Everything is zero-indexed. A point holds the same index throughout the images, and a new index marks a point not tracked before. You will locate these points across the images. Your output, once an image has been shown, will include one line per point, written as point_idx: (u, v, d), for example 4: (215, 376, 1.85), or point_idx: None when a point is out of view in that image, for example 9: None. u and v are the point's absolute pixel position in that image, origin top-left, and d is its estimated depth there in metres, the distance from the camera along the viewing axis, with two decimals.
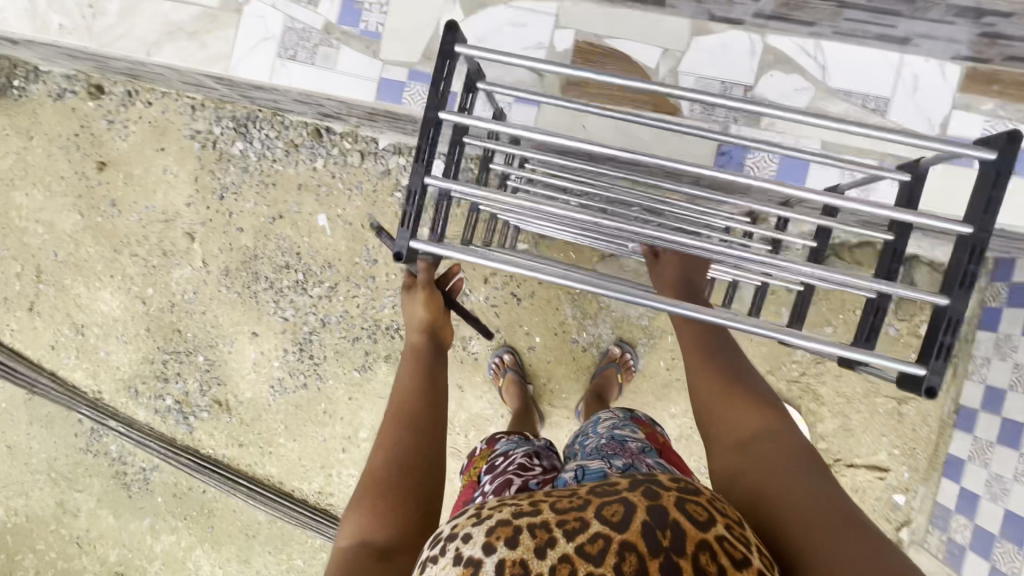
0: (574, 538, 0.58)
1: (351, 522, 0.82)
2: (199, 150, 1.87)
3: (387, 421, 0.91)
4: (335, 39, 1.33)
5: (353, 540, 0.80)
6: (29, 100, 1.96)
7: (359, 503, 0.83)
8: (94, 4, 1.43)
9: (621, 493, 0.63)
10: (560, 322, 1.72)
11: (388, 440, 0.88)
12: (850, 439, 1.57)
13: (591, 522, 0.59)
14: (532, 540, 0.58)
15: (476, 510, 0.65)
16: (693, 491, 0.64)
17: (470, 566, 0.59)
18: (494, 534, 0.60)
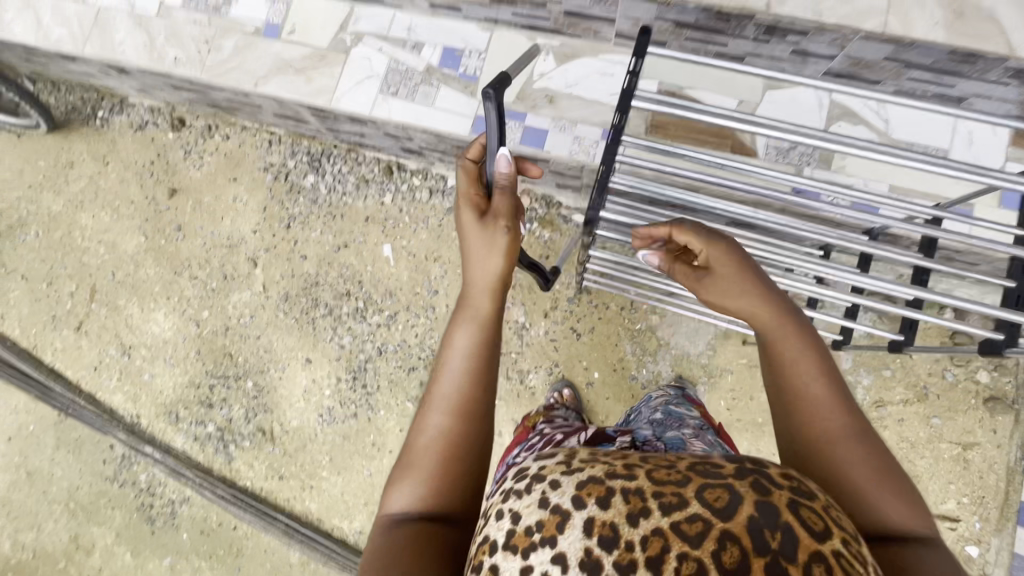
0: (667, 513, 0.49)
1: (397, 491, 0.71)
2: (272, 181, 1.95)
3: (436, 387, 0.76)
4: (435, 79, 1.47)
5: (393, 510, 0.70)
6: (110, 129, 2.07)
7: (403, 474, 0.72)
8: (211, 41, 1.57)
9: (729, 475, 0.52)
10: (619, 358, 1.74)
11: (437, 413, 0.74)
12: (918, 486, 1.55)
13: (689, 501, 0.50)
14: (622, 505, 0.51)
15: (570, 459, 0.59)
16: (810, 493, 0.51)
17: (551, 515, 0.52)
18: (584, 489, 0.53)
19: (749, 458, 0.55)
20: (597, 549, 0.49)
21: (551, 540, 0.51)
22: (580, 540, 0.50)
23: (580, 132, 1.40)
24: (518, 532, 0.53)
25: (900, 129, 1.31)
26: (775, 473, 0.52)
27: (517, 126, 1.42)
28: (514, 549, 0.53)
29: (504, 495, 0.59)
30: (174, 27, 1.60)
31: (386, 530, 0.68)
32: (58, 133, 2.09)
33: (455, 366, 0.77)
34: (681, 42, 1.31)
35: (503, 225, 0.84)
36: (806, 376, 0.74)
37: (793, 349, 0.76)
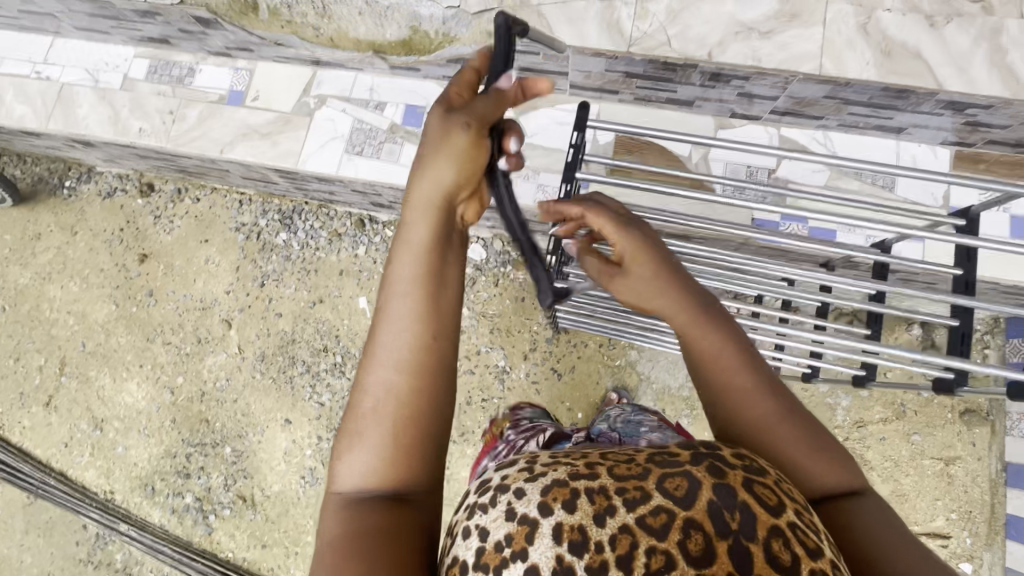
0: (633, 508, 0.42)
1: (339, 487, 0.49)
2: (244, 240, 1.94)
3: (379, 341, 0.51)
4: (399, 137, 1.50)
5: (334, 512, 0.48)
6: (78, 199, 2.06)
7: (345, 464, 0.49)
8: (175, 111, 1.59)
9: (686, 459, 0.45)
10: (602, 395, 1.73)
11: (385, 381, 0.49)
12: (906, 504, 1.55)
13: (651, 493, 0.42)
14: (589, 507, 0.42)
15: (528, 461, 0.49)
16: (761, 469, 0.46)
17: (519, 526, 0.43)
18: (550, 495, 0.44)
19: (700, 441, 0.49)
20: (569, 556, 0.41)
21: (522, 554, 0.42)
22: (551, 548, 0.41)
23: (544, 180, 1.44)
24: (487, 548, 0.43)
25: (849, 160, 1.36)
26: (728, 452, 0.47)
27: None
28: (483, 570, 0.42)
29: (466, 509, 0.48)
30: (139, 100, 1.62)
31: (327, 550, 0.46)
32: (25, 206, 2.08)
33: (404, 313, 0.50)
34: (634, 90, 1.36)
35: (464, 123, 0.56)
36: (726, 368, 0.60)
37: (711, 342, 0.61)
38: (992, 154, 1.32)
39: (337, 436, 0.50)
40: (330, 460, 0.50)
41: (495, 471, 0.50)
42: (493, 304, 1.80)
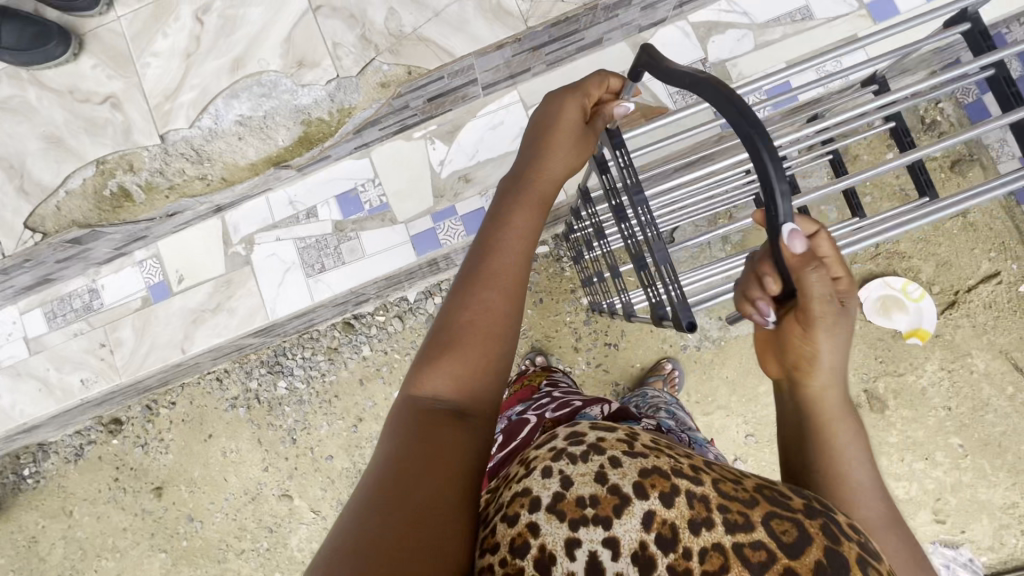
0: (735, 533, 0.45)
1: (431, 371, 0.54)
2: (247, 412, 1.78)
3: (481, 270, 0.60)
4: (351, 231, 1.37)
5: (417, 399, 0.53)
6: (50, 478, 1.82)
7: (438, 359, 0.55)
8: (108, 341, 1.39)
9: (799, 509, 0.48)
10: (662, 339, 1.71)
11: (484, 305, 0.57)
12: (954, 269, 1.65)
13: (755, 525, 0.46)
14: (687, 510, 0.47)
15: (627, 434, 0.53)
16: (879, 554, 0.47)
17: (608, 494, 0.47)
18: (649, 479, 0.48)
19: (813, 494, 0.51)
20: (653, 545, 0.46)
21: (606, 520, 0.46)
22: (638, 531, 0.46)
23: None
24: (567, 499, 0.47)
25: (762, 12, 1.35)
26: (843, 520, 0.49)
27: (454, 221, 1.37)
28: (560, 515, 0.47)
29: (551, 450, 0.52)
30: (59, 353, 1.40)
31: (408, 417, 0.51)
32: (2, 520, 1.82)
33: (506, 257, 0.61)
34: (544, 58, 1.30)
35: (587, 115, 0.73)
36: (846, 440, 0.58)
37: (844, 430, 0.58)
38: None
39: (434, 335, 0.57)
40: (421, 350, 0.57)
41: (587, 428, 0.54)
42: None
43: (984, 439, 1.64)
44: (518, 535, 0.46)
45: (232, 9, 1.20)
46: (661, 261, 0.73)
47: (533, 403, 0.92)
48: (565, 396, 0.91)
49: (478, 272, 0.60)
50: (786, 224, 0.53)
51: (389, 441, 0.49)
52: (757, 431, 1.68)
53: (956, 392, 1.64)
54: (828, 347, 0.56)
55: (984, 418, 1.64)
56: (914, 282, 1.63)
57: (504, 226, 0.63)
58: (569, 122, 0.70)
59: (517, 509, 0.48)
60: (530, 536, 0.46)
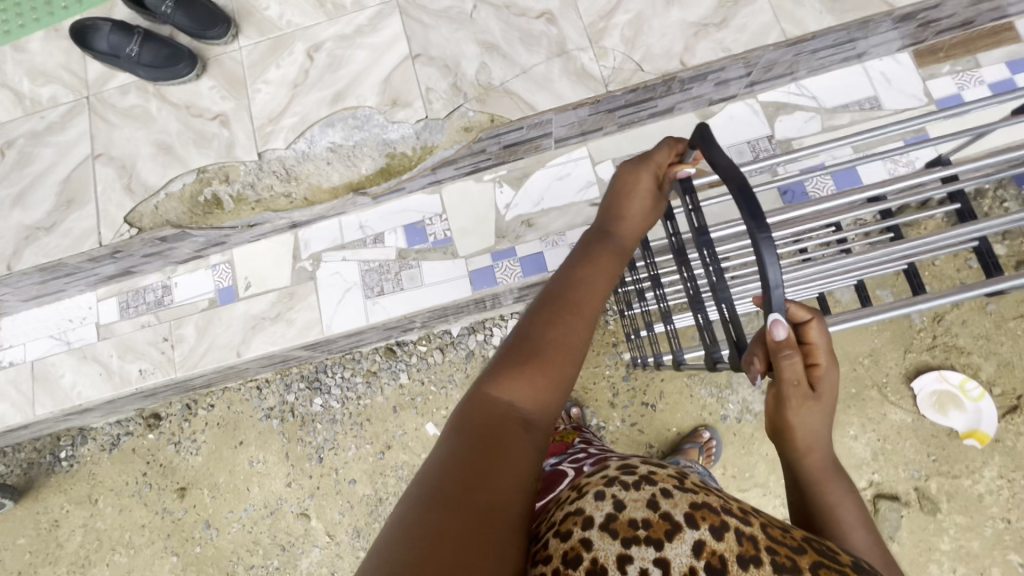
0: (783, 572, 0.44)
1: (510, 381, 0.56)
2: (280, 424, 1.81)
3: (565, 302, 0.63)
4: (413, 260, 1.43)
5: (493, 401, 0.55)
6: (83, 464, 1.87)
7: (519, 373, 0.57)
8: (170, 337, 1.47)
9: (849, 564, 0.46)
10: (701, 406, 1.68)
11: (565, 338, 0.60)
12: (1016, 371, 1.59)
13: (803, 571, 0.44)
14: (735, 545, 0.46)
15: (679, 471, 0.53)
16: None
17: (660, 518, 0.47)
18: (698, 509, 0.48)
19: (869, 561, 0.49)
20: (702, 573, 0.44)
21: (658, 543, 0.46)
22: (688, 556, 0.45)
23: (572, 239, 1.40)
24: (620, 519, 0.47)
25: (831, 98, 1.40)
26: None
27: (513, 262, 1.41)
28: (613, 533, 0.46)
29: (603, 476, 0.52)
30: (124, 342, 1.48)
31: (483, 417, 0.53)
32: (31, 499, 1.87)
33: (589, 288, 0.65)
34: (617, 120, 1.37)
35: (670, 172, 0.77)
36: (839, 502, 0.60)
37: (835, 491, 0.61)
38: (946, 40, 1.39)
39: (514, 348, 0.59)
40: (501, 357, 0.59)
41: (642, 460, 0.55)
42: None
43: None
44: (570, 548, 0.46)
45: (341, 50, 1.33)
46: (723, 299, 0.72)
47: (569, 455, 0.91)
48: (601, 452, 0.90)
49: (562, 303, 0.63)
50: (772, 314, 0.57)
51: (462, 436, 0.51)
52: None
53: (1016, 504, 1.54)
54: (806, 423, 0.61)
55: None
56: (973, 380, 1.58)
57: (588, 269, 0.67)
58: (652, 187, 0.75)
59: (573, 526, 0.48)
60: (582, 548, 0.46)
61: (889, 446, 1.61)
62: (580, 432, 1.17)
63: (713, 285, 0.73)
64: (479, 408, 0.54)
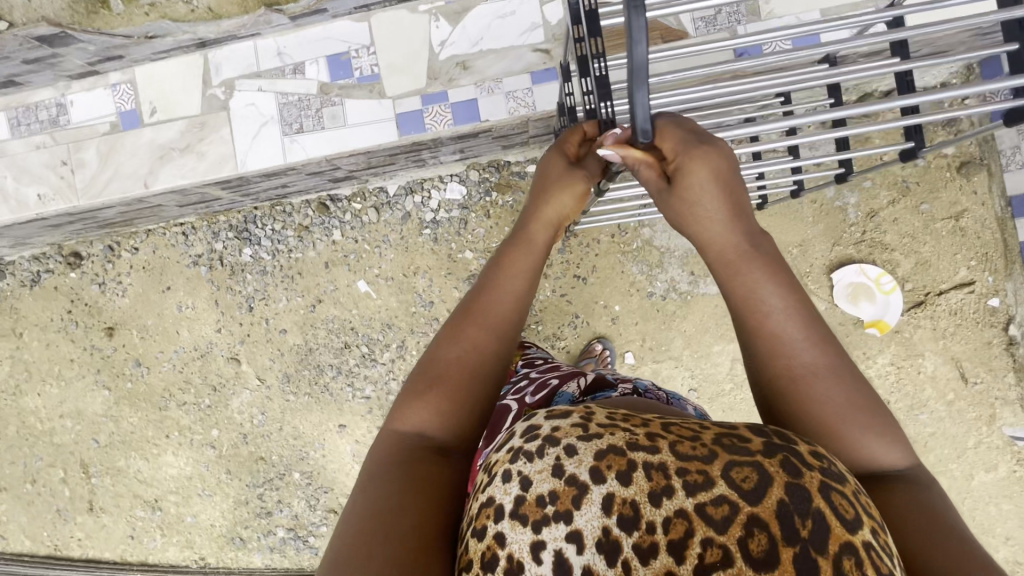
0: (694, 495, 0.41)
1: (456, 344, 0.68)
2: (208, 272, 1.77)
3: (501, 290, 0.73)
4: (335, 96, 1.31)
5: (402, 435, 0.62)
6: (3, 297, 1.82)
7: (464, 334, 0.69)
8: (69, 161, 1.35)
9: (758, 452, 0.43)
10: (631, 282, 1.71)
11: (504, 304, 0.72)
12: (930, 270, 1.64)
13: (716, 481, 0.42)
14: (645, 483, 0.43)
15: (583, 415, 0.49)
16: (841, 474, 0.44)
17: (566, 487, 0.44)
18: (605, 459, 0.44)
19: (775, 429, 0.47)
20: (616, 529, 0.42)
21: (567, 516, 0.43)
22: (599, 518, 0.43)
23: (509, 87, 1.29)
24: (527, 501, 0.45)
25: None
26: (807, 450, 0.45)
27: (443, 107, 1.30)
28: (523, 520, 0.44)
29: (509, 451, 0.48)
30: (18, 162, 1.36)
31: (434, 376, 0.66)
32: None
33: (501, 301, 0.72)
34: None
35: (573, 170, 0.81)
36: (769, 297, 0.59)
37: (762, 279, 0.60)
38: None
39: (421, 375, 0.66)
40: (450, 324, 0.70)
41: (543, 417, 0.50)
42: (493, 237, 1.71)
43: (912, 436, 1.68)
44: (486, 548, 0.45)
45: None
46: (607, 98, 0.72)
47: (511, 386, 0.86)
48: (543, 376, 0.86)
49: (501, 276, 0.74)
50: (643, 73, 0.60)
51: (424, 403, 0.63)
52: (700, 388, 1.72)
53: (899, 388, 1.68)
54: (702, 221, 0.64)
55: (917, 418, 1.68)
56: (888, 275, 1.64)
57: (527, 248, 0.77)
58: (563, 167, 0.81)
59: (484, 522, 0.46)
60: (496, 547, 0.45)
61: None
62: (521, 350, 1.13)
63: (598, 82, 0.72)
64: (430, 372, 0.66)
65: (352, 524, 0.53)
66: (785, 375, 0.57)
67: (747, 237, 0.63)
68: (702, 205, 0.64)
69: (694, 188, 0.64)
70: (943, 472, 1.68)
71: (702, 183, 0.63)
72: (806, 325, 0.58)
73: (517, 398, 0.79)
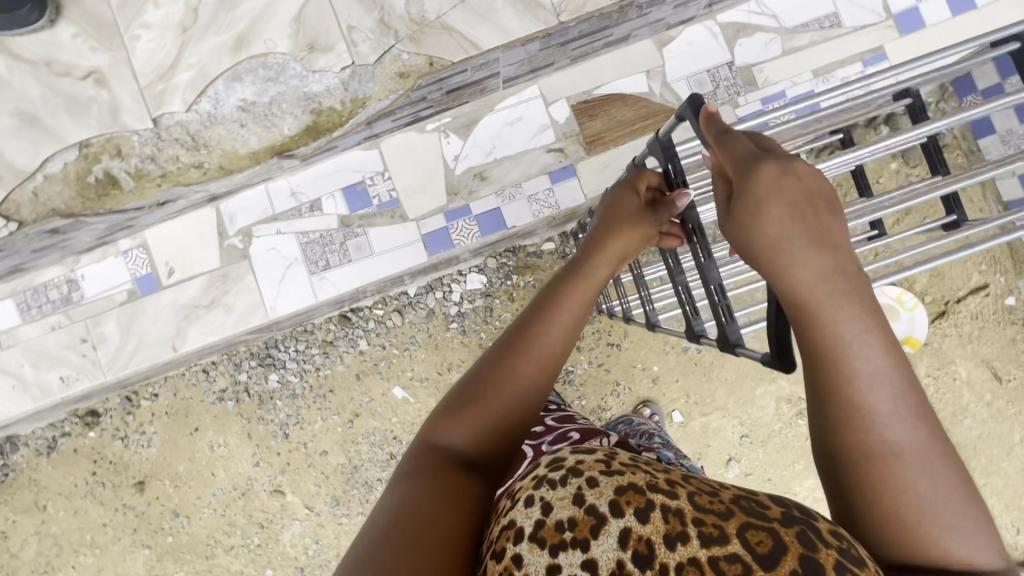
0: (709, 546, 0.39)
1: (509, 371, 0.58)
2: (236, 406, 1.71)
3: (550, 307, 0.62)
4: (358, 227, 1.30)
5: (434, 442, 0.55)
6: (20, 471, 1.72)
7: (513, 359, 0.59)
8: (90, 337, 1.30)
9: (774, 517, 0.41)
10: (665, 341, 1.71)
11: (553, 335, 0.61)
12: (946, 280, 1.69)
13: (731, 538, 0.40)
14: (662, 524, 0.41)
15: (605, 453, 0.48)
16: (860, 557, 0.39)
17: (585, 514, 0.42)
18: (623, 495, 0.43)
19: (796, 502, 0.44)
20: (630, 564, 0.40)
21: (583, 543, 0.42)
22: (615, 550, 0.41)
23: (528, 190, 1.30)
24: (547, 525, 0.43)
25: (791, 16, 1.30)
26: (826, 526, 0.41)
27: (469, 221, 1.30)
28: (541, 544, 0.42)
29: (532, 478, 0.47)
30: (34, 348, 1.30)
31: (479, 395, 0.57)
32: None
33: (557, 327, 0.61)
34: (569, 53, 1.23)
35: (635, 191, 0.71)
36: (862, 349, 0.46)
37: (849, 320, 0.46)
38: None
39: (465, 383, 0.58)
40: (498, 343, 0.61)
41: (568, 451, 0.49)
42: None
43: (961, 443, 1.71)
44: (503, 570, 0.43)
45: None
46: (711, 281, 0.65)
47: None
48: (560, 425, 0.70)
49: (553, 303, 0.63)
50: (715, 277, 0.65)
51: (461, 416, 0.56)
52: (752, 433, 1.72)
53: (939, 398, 1.71)
54: (773, 228, 0.48)
55: (961, 424, 1.71)
56: (908, 292, 1.67)
57: (579, 276, 0.65)
58: (635, 207, 0.70)
59: (504, 542, 0.44)
60: (514, 568, 0.42)
61: None
62: None
63: (699, 263, 0.66)
64: (474, 384, 0.58)
65: (376, 530, 0.46)
66: (856, 449, 0.45)
67: (839, 277, 0.47)
68: (774, 234, 0.48)
69: (765, 210, 0.48)
70: (997, 471, 1.71)
71: (779, 211, 0.48)
72: (902, 390, 0.45)
73: (530, 444, 0.66)
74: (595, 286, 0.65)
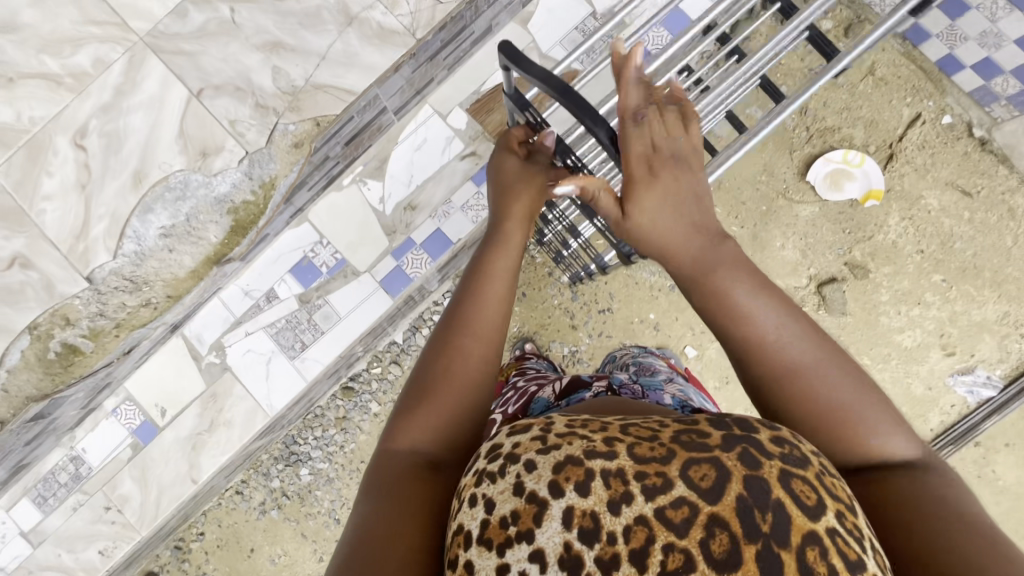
0: (655, 499, 0.40)
1: (452, 361, 0.59)
2: (280, 512, 1.71)
3: (474, 289, 0.65)
4: (318, 299, 1.32)
5: (397, 448, 0.55)
6: None
7: (453, 346, 0.60)
8: (112, 502, 1.30)
9: (714, 444, 0.42)
10: (650, 287, 1.73)
11: (488, 311, 0.63)
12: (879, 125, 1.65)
13: (675, 482, 0.40)
14: (604, 492, 0.41)
15: (541, 426, 0.46)
16: (802, 458, 0.42)
17: (526, 504, 0.42)
18: (561, 473, 0.42)
19: (737, 414, 0.44)
20: (577, 543, 0.40)
21: (528, 534, 0.41)
22: (560, 533, 0.40)
23: (460, 202, 1.33)
24: (491, 524, 0.42)
25: None
26: (767, 437, 0.42)
27: (416, 251, 1.33)
28: (489, 545, 0.42)
29: (473, 474, 0.46)
30: (64, 535, 1.30)
31: (430, 388, 0.58)
32: None
33: (482, 303, 0.63)
34: (443, 64, 1.27)
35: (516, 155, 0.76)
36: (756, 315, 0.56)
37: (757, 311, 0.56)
38: None
39: (411, 385, 0.59)
40: (437, 335, 0.62)
41: (503, 433, 0.47)
42: None
43: (961, 265, 1.64)
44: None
45: (110, 123, 1.12)
46: None
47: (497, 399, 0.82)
48: (525, 385, 0.82)
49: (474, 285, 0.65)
50: None
51: (417, 417, 0.56)
52: None
53: (922, 234, 1.65)
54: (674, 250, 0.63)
55: (954, 249, 1.64)
56: (851, 150, 1.63)
57: (496, 251, 0.68)
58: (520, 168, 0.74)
59: (457, 550, 0.44)
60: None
61: (811, 239, 1.66)
62: (520, 364, 1.11)
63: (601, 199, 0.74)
64: (420, 384, 0.59)
65: (353, 548, 0.48)
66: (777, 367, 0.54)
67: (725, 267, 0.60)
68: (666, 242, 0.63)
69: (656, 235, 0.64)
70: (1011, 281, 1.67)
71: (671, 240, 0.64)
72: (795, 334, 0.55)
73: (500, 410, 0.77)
74: (512, 251, 0.68)
